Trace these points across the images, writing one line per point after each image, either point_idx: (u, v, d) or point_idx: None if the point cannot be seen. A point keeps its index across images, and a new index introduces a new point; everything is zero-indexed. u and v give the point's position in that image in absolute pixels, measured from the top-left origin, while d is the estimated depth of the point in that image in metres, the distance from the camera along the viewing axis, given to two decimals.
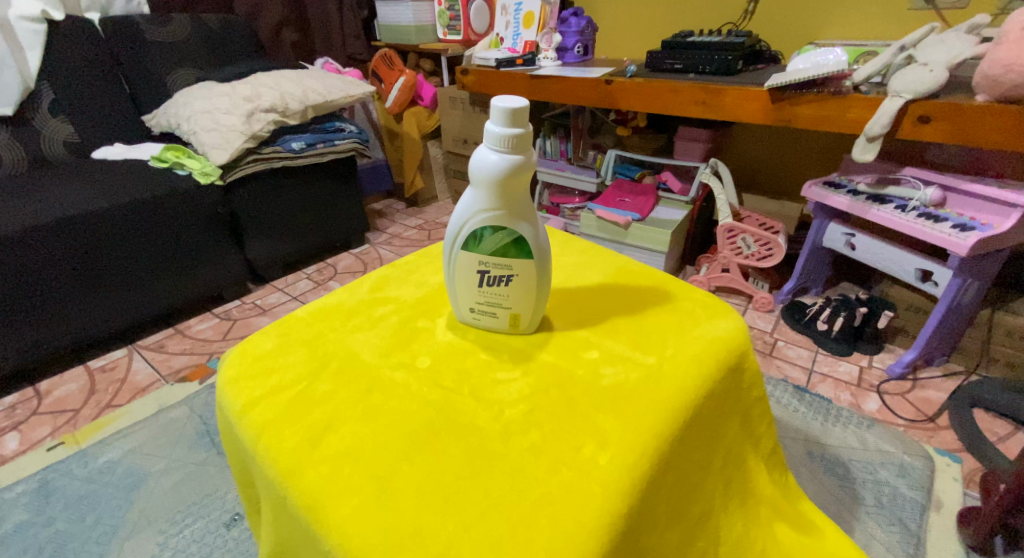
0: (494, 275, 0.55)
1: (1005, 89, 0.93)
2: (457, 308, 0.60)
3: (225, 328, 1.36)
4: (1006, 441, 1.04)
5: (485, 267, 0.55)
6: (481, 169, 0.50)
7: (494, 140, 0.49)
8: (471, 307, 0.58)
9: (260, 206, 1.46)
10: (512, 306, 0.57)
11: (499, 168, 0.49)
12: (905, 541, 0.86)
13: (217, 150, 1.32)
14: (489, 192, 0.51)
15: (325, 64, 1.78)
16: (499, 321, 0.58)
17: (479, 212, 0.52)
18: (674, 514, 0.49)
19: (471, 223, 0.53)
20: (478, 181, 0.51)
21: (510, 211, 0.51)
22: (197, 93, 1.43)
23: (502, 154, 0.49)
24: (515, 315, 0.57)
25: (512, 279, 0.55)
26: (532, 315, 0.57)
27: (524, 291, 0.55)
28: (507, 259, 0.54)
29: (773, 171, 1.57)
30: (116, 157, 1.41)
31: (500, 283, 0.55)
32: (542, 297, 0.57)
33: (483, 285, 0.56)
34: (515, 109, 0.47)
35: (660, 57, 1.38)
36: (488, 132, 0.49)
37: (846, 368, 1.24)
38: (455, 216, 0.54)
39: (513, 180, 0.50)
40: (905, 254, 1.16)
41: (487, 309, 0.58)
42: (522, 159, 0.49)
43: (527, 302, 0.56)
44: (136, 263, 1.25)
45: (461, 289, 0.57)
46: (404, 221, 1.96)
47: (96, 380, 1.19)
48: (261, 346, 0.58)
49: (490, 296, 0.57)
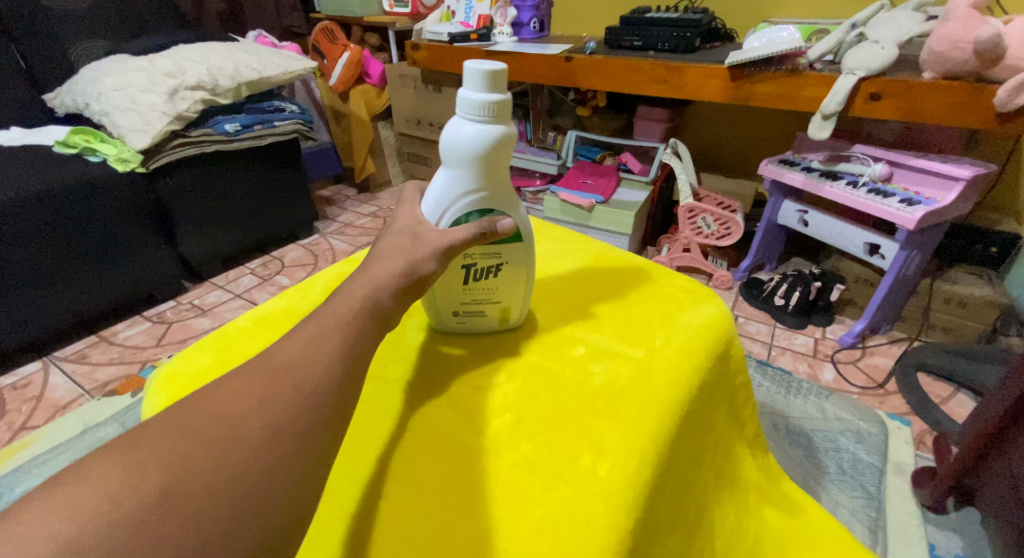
0: (481, 268, 0.50)
1: (951, 65, 0.97)
2: (438, 315, 0.53)
3: (160, 333, 1.23)
4: (949, 402, 1.11)
5: (471, 260, 0.49)
6: (461, 145, 0.44)
7: (474, 108, 0.43)
8: (456, 310, 0.52)
9: (193, 195, 1.32)
10: (501, 299, 0.52)
11: (484, 142, 0.44)
12: (868, 505, 0.89)
13: (137, 133, 1.17)
14: (474, 171, 0.45)
15: (259, 37, 1.62)
16: (486, 321, 0.54)
17: (463, 196, 0.46)
18: (674, 516, 0.47)
19: (455, 211, 0.47)
20: (460, 160, 0.45)
21: (498, 188, 0.47)
22: (107, 67, 1.26)
23: (483, 125, 0.44)
24: (506, 309, 0.53)
25: (501, 269, 0.50)
26: (523, 308, 0.54)
27: (516, 279, 0.52)
28: (497, 246, 0.49)
29: (728, 150, 1.59)
30: (13, 142, 1.23)
31: (488, 275, 0.50)
32: (529, 284, 0.53)
33: (469, 281, 0.50)
34: (495, 72, 0.42)
35: (619, 33, 1.35)
36: (465, 100, 0.43)
37: (803, 340, 1.28)
38: (431, 206, 0.47)
39: (497, 153, 0.45)
40: (854, 229, 1.20)
41: (474, 309, 0.52)
42: (506, 129, 0.44)
43: (518, 296, 0.53)
44: (44, 264, 1.10)
45: (443, 295, 0.51)
46: (355, 208, 1.86)
47: (5, 400, 1.04)
48: (196, 364, 0.52)
49: (477, 292, 0.51)
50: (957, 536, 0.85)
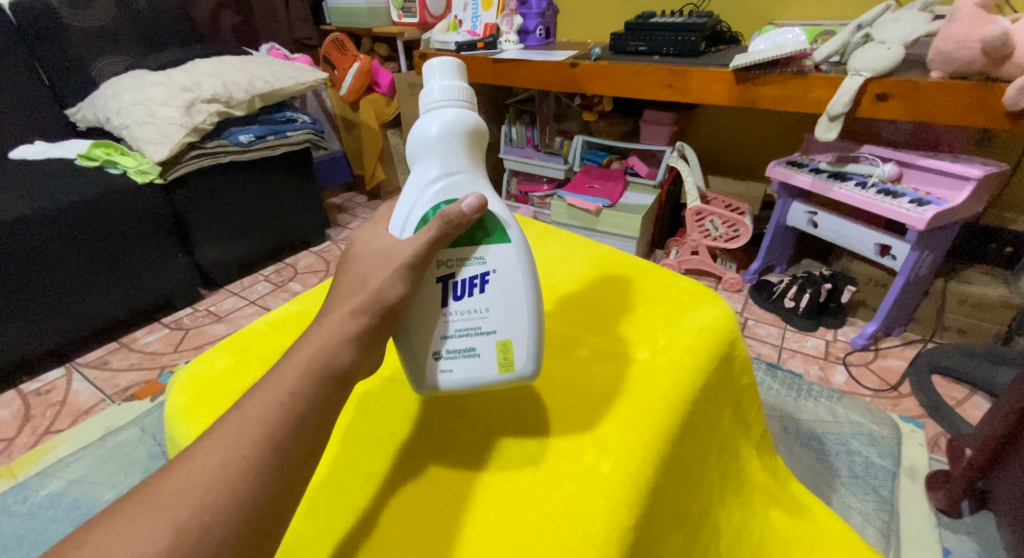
0: (463, 279, 0.43)
1: (959, 65, 0.96)
2: (416, 374, 0.43)
3: (178, 339, 1.26)
4: (964, 404, 1.09)
5: (448, 269, 0.42)
6: (420, 134, 0.43)
7: (433, 97, 0.44)
8: (436, 350, 0.43)
9: (209, 204, 1.36)
10: (495, 327, 0.43)
11: (441, 126, 0.43)
12: (880, 509, 0.88)
13: (155, 145, 1.21)
14: (437, 157, 0.43)
15: (271, 50, 1.66)
16: (482, 368, 0.43)
17: (428, 187, 0.43)
18: (678, 514, 0.48)
19: (420, 207, 0.43)
20: (421, 150, 0.44)
21: (467, 175, 0.44)
22: (126, 83, 1.30)
23: (441, 111, 0.43)
24: (504, 343, 0.43)
25: (487, 280, 0.42)
26: (528, 345, 0.43)
27: (509, 295, 0.43)
28: (477, 246, 0.42)
29: (736, 153, 1.59)
30: (37, 156, 1.27)
31: (473, 291, 0.42)
32: (530, 306, 0.43)
33: (450, 300, 0.42)
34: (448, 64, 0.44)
35: (624, 39, 1.37)
36: (425, 96, 0.44)
37: (813, 342, 1.27)
38: (399, 210, 0.44)
39: (459, 138, 0.43)
40: (864, 230, 1.19)
41: (461, 345, 0.43)
42: (466, 115, 0.43)
43: (515, 323, 0.43)
44: (67, 273, 1.13)
45: (421, 329, 0.42)
46: (366, 215, 1.89)
47: (31, 405, 1.08)
48: (214, 366, 0.54)
49: (462, 317, 0.42)
50: (971, 540, 0.84)
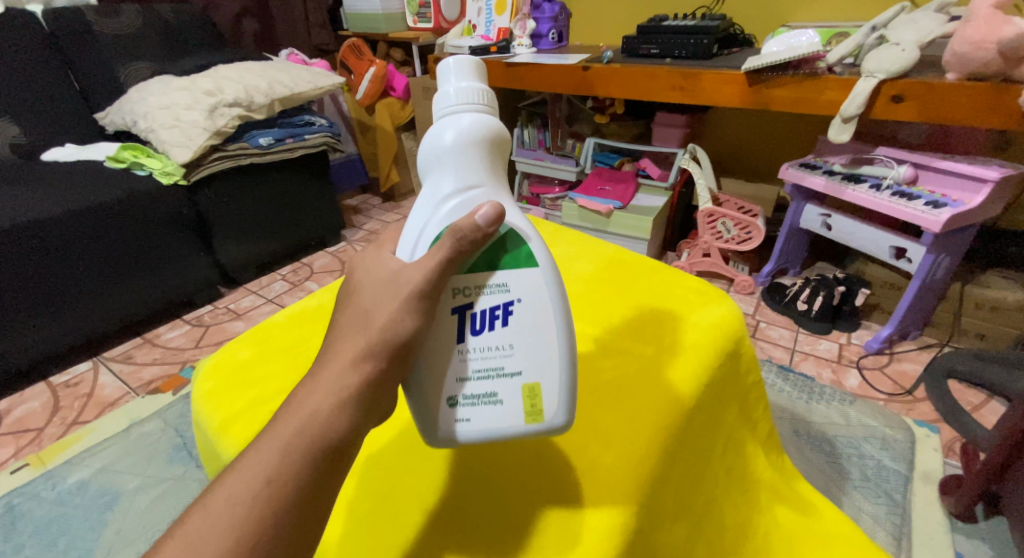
0: (483, 311, 0.39)
1: (976, 66, 0.95)
2: (429, 423, 0.40)
3: (198, 335, 1.30)
4: (980, 409, 1.08)
5: (465, 297, 0.39)
6: (434, 144, 0.40)
7: (449, 101, 0.41)
8: (455, 396, 0.39)
9: (229, 205, 1.40)
10: (521, 369, 0.39)
11: (457, 133, 0.39)
12: (892, 512, 0.88)
13: (179, 148, 1.25)
14: (453, 170, 0.40)
15: (290, 55, 1.70)
16: (505, 415, 0.40)
17: (443, 203, 0.40)
18: (682, 506, 0.48)
19: (433, 224, 0.40)
20: (435, 161, 0.40)
21: (486, 189, 0.40)
22: (152, 88, 1.35)
23: (458, 117, 0.40)
24: (532, 386, 0.40)
25: (511, 313, 0.39)
26: (561, 389, 0.40)
27: (536, 332, 0.39)
28: (499, 272, 0.39)
29: (748, 155, 1.59)
30: (68, 158, 1.33)
31: (494, 324, 0.39)
32: (557, 343, 0.40)
33: (470, 333, 0.39)
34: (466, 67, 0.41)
35: (636, 42, 1.38)
36: (441, 99, 0.41)
37: (827, 345, 1.26)
38: (408, 228, 0.41)
39: (478, 147, 0.40)
40: (878, 232, 1.18)
41: (483, 390, 0.39)
42: (487, 121, 0.40)
43: (543, 364, 0.40)
44: (95, 270, 1.18)
45: (439, 373, 0.39)
46: (380, 217, 1.92)
47: (59, 397, 1.12)
48: (238, 356, 0.59)
49: (481, 355, 0.39)
50: (986, 545, 0.83)
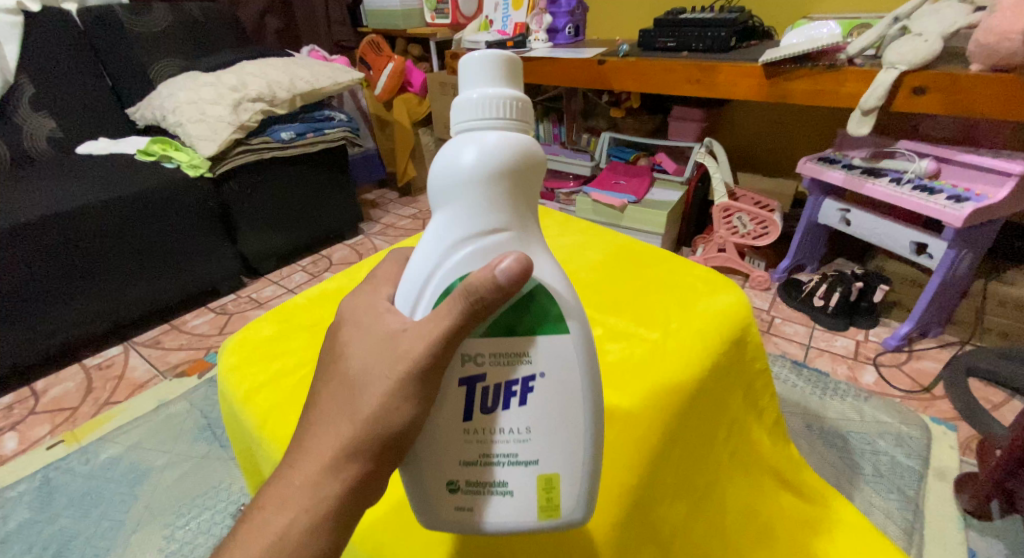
0: (498, 386, 0.36)
1: (1000, 57, 0.93)
2: (430, 508, 0.38)
3: (222, 323, 1.35)
4: (1001, 408, 1.05)
5: (478, 366, 0.36)
6: (453, 174, 0.34)
7: (475, 114, 0.34)
8: (457, 482, 0.37)
9: (252, 197, 1.44)
10: (536, 459, 0.36)
11: (478, 158, 0.33)
12: (904, 507, 0.87)
13: (206, 141, 1.30)
14: (472, 208, 0.34)
15: (312, 51, 1.74)
16: (516, 506, 0.37)
17: (456, 248, 0.35)
18: (683, 484, 0.50)
19: (448, 266, 0.35)
20: (452, 194, 0.35)
21: (512, 233, 0.35)
22: (180, 84, 1.40)
23: (481, 135, 0.34)
24: (550, 477, 0.36)
25: (528, 395, 0.36)
26: (577, 485, 0.37)
27: (559, 415, 0.36)
28: (521, 339, 0.35)
29: (766, 150, 1.57)
30: (101, 152, 1.38)
31: (509, 403, 0.36)
32: (578, 435, 0.36)
33: (481, 410, 0.36)
34: (494, 68, 0.34)
35: (653, 36, 1.38)
36: (463, 107, 0.34)
37: (843, 342, 1.25)
38: (413, 271, 0.36)
39: (503, 176, 0.34)
40: (898, 227, 1.16)
41: (491, 479, 0.36)
42: (515, 139, 0.34)
43: (564, 453, 0.36)
44: (125, 258, 1.23)
45: (444, 454, 0.36)
46: (397, 211, 1.95)
47: (92, 378, 1.17)
48: (260, 333, 0.62)
49: (491, 442, 0.36)
50: (1000, 544, 0.81)
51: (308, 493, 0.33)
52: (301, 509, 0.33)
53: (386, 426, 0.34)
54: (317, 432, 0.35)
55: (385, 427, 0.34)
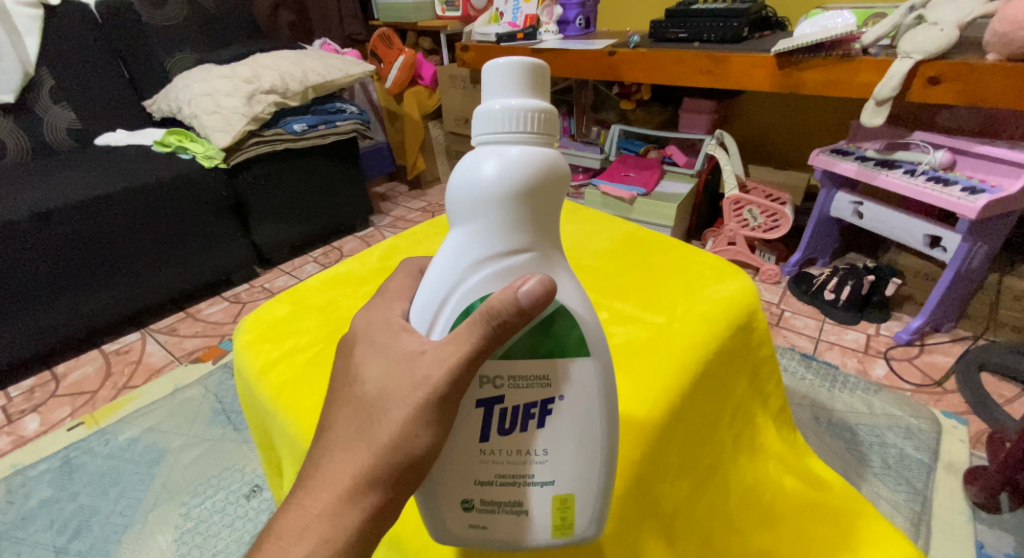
0: (514, 408, 0.36)
1: (1017, 46, 0.91)
2: (442, 523, 0.38)
3: (235, 311, 1.37)
4: (1013, 402, 1.04)
5: (495, 387, 0.36)
6: (475, 191, 0.34)
7: (500, 129, 0.34)
8: (473, 501, 0.37)
9: (265, 188, 1.46)
10: (553, 479, 0.37)
11: (498, 174, 0.33)
12: (912, 499, 0.87)
13: (220, 133, 1.32)
14: (494, 228, 0.34)
15: (324, 44, 1.76)
16: (532, 525, 0.38)
17: (477, 267, 0.35)
18: (685, 464, 0.50)
19: (467, 284, 0.35)
20: (474, 212, 0.34)
21: (534, 255, 0.35)
22: (196, 75, 1.42)
23: (501, 150, 0.33)
24: (566, 497, 0.37)
25: (547, 415, 0.36)
26: (592, 504, 0.38)
27: (577, 437, 0.36)
28: (541, 362, 0.35)
29: (778, 142, 1.56)
30: (119, 142, 1.41)
31: (525, 425, 0.36)
32: (595, 456, 0.37)
33: (498, 431, 0.36)
34: (514, 80, 0.34)
35: (664, 26, 1.37)
36: (483, 122, 0.34)
37: (854, 336, 1.24)
38: (432, 288, 0.36)
39: (523, 196, 0.33)
40: (911, 220, 1.15)
41: (506, 498, 0.37)
42: (535, 153, 0.34)
43: (580, 474, 0.37)
44: (143, 246, 1.25)
45: (459, 474, 0.37)
46: (407, 204, 1.96)
47: (111, 363, 1.20)
48: (275, 312, 0.63)
49: (507, 464, 0.36)
50: (1009, 536, 0.81)
51: (327, 522, 0.33)
52: (321, 540, 0.33)
53: (404, 456, 0.34)
54: (335, 460, 0.35)
55: (397, 450, 0.34)
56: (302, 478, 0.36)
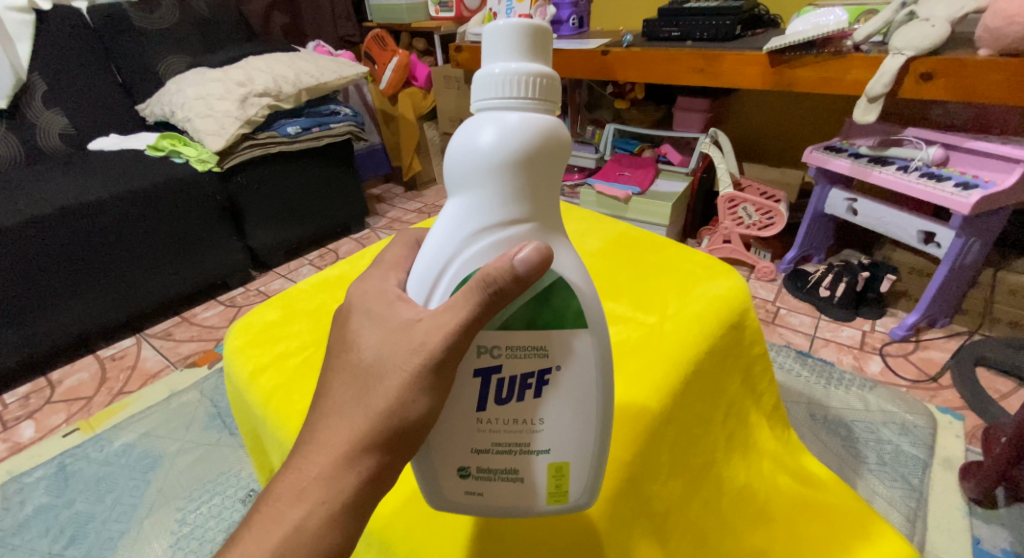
0: (511, 377, 0.36)
1: (1008, 41, 0.91)
2: (439, 491, 0.38)
3: (231, 315, 1.37)
4: (1009, 397, 1.04)
5: (491, 357, 0.35)
6: (473, 159, 0.33)
7: (500, 95, 0.33)
8: (467, 468, 0.37)
9: (259, 191, 1.46)
10: (551, 448, 0.37)
11: (498, 148, 0.33)
12: (907, 495, 0.87)
13: (213, 136, 1.31)
14: (492, 196, 0.34)
15: (317, 47, 1.76)
16: (529, 493, 0.38)
17: (476, 237, 0.35)
18: (676, 463, 0.50)
19: (467, 253, 0.35)
20: (473, 180, 0.34)
21: (531, 225, 0.35)
22: (189, 79, 1.42)
23: (505, 116, 0.33)
24: (561, 466, 0.38)
25: (547, 385, 0.36)
26: (587, 472, 0.38)
27: (574, 408, 0.37)
28: (538, 334, 0.35)
29: (772, 139, 1.56)
30: (112, 148, 1.41)
31: (522, 395, 0.36)
32: (593, 425, 0.37)
33: (495, 400, 0.36)
34: (521, 40, 0.33)
35: (659, 24, 1.37)
36: (489, 82, 0.33)
37: (849, 332, 1.24)
38: (429, 257, 0.36)
39: (523, 167, 0.33)
40: (905, 216, 1.15)
41: (501, 465, 0.37)
42: (540, 119, 0.33)
43: (576, 445, 0.37)
44: (138, 252, 1.25)
45: (453, 443, 0.37)
46: (403, 205, 1.97)
47: (106, 369, 1.20)
48: (265, 317, 0.63)
49: (503, 431, 0.37)
50: (1005, 531, 0.81)
51: (310, 512, 0.32)
52: (314, 511, 0.32)
53: (400, 426, 0.34)
54: (328, 430, 0.34)
55: (384, 425, 0.33)
56: (296, 449, 0.35)
